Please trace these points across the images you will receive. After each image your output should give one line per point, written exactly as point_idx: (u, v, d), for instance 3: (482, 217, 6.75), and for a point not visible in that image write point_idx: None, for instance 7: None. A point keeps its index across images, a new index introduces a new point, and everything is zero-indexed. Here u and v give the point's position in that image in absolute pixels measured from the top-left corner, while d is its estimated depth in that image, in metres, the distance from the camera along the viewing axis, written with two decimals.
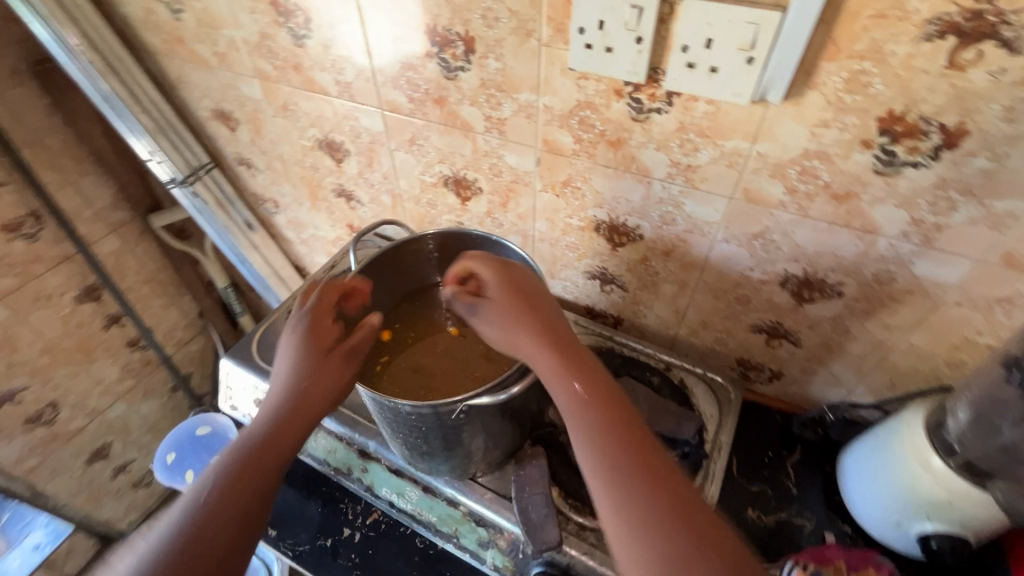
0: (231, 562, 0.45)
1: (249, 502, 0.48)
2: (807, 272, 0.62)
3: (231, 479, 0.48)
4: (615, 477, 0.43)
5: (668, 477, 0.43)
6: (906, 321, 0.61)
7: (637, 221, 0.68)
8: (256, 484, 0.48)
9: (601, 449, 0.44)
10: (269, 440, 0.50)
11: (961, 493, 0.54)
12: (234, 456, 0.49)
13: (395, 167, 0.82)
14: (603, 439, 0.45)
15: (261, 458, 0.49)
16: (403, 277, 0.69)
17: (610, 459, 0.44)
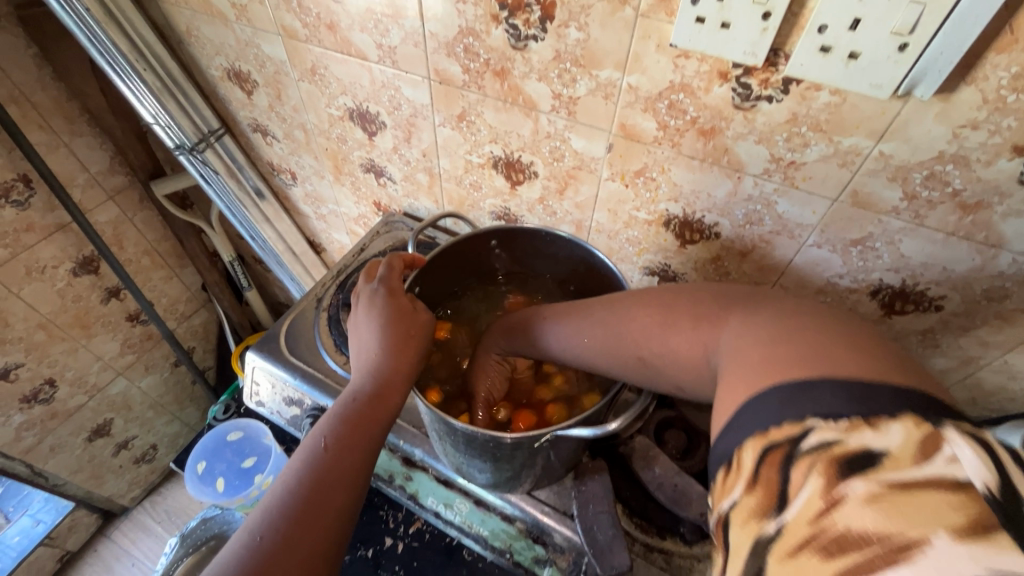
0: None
1: (328, 526, 0.36)
2: (905, 283, 0.57)
3: (310, 483, 0.37)
4: (653, 343, 0.43)
5: (694, 304, 0.42)
6: (1008, 340, 0.56)
7: (716, 218, 0.61)
8: (335, 505, 0.37)
9: (627, 344, 0.45)
10: (347, 434, 0.40)
11: None
12: (301, 469, 0.38)
13: (437, 145, 0.74)
14: (614, 325, 0.46)
15: (335, 468, 0.38)
16: (460, 271, 0.62)
17: (637, 334, 0.44)
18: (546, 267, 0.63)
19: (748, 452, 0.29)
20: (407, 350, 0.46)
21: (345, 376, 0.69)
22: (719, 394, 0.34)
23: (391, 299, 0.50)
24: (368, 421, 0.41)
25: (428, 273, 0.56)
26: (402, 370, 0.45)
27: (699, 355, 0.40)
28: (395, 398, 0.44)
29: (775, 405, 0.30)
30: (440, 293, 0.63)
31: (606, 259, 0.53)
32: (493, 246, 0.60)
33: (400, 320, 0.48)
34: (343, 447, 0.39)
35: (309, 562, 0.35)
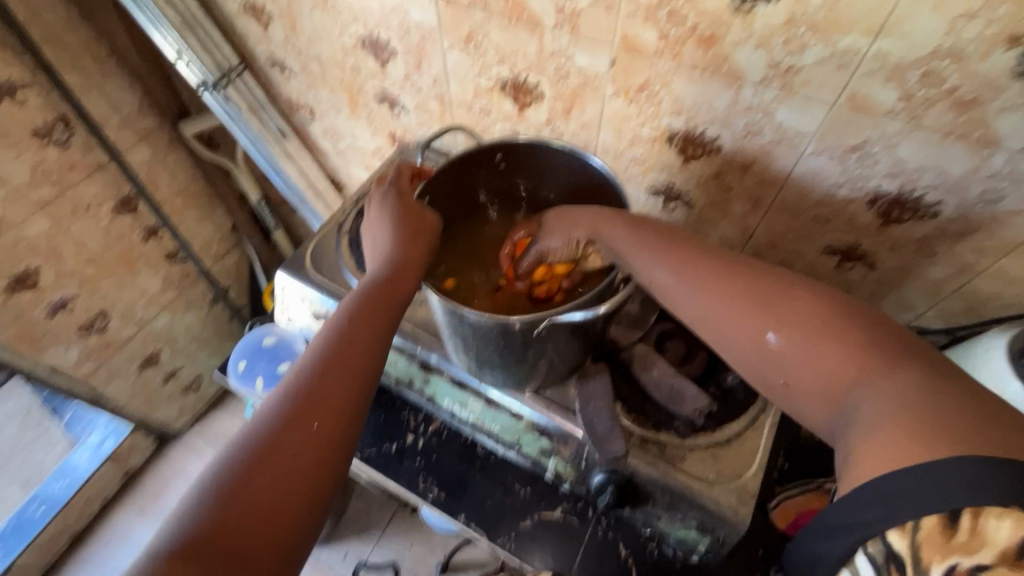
0: (350, 421, 0.43)
1: (354, 381, 0.44)
2: (902, 190, 0.58)
3: (336, 346, 0.45)
4: (797, 345, 0.43)
5: (870, 329, 0.41)
6: (1002, 245, 0.57)
7: (718, 131, 0.63)
8: (354, 369, 0.44)
9: (766, 318, 0.44)
10: (365, 309, 0.47)
11: None
12: (329, 336, 0.45)
13: (447, 70, 0.76)
14: (762, 306, 0.45)
15: (357, 335, 0.46)
16: (471, 189, 0.66)
17: (772, 326, 0.44)
18: (549, 181, 0.65)
19: (997, 524, 0.31)
20: (416, 242, 0.52)
21: None
22: (882, 433, 0.36)
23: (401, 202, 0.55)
24: (383, 302, 0.47)
25: (437, 187, 0.60)
26: (413, 259, 0.50)
27: (843, 380, 0.41)
28: (408, 285, 0.49)
29: (973, 483, 0.31)
30: (451, 210, 0.66)
31: (600, 165, 0.56)
32: (498, 160, 0.63)
33: (408, 215, 0.53)
34: (362, 323, 0.46)
35: (335, 410, 0.42)
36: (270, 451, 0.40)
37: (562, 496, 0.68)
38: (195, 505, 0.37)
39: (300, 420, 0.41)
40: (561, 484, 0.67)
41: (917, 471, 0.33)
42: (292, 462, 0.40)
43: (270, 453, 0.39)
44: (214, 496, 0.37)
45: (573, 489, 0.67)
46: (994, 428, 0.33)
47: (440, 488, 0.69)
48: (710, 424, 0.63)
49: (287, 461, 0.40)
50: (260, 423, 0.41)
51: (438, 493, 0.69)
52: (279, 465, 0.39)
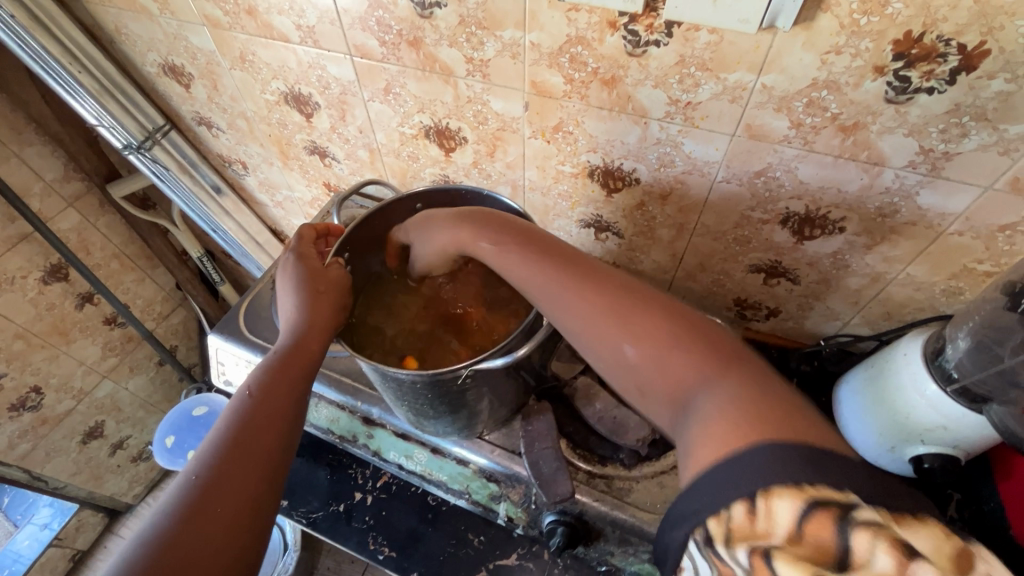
0: (259, 503, 0.41)
1: (262, 458, 0.43)
2: (810, 209, 0.60)
3: (240, 423, 0.43)
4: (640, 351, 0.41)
5: (702, 331, 0.41)
6: (905, 254, 0.60)
7: (633, 164, 0.65)
8: (262, 451, 0.43)
9: (620, 329, 0.43)
10: (270, 381, 0.47)
11: (957, 417, 0.56)
12: (231, 416, 0.44)
13: (370, 120, 0.77)
14: (617, 318, 0.43)
15: (263, 408, 0.45)
16: (396, 238, 0.67)
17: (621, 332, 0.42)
18: None
19: (785, 503, 0.28)
20: (321, 305, 0.53)
21: None
22: (712, 423, 0.35)
23: (313, 271, 0.56)
24: (293, 377, 0.48)
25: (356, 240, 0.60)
26: (320, 330, 0.52)
27: (684, 383, 0.39)
28: (313, 349, 0.50)
29: (770, 463, 0.30)
30: (377, 261, 0.67)
31: (512, 206, 0.57)
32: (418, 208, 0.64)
33: (312, 280, 0.55)
34: (268, 395, 0.46)
35: (241, 492, 0.41)
36: (165, 557, 0.36)
37: (516, 539, 0.67)
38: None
39: (203, 509, 0.39)
40: (513, 528, 0.66)
41: (731, 459, 0.31)
42: (191, 559, 0.37)
43: (168, 555, 0.36)
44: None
45: (526, 532, 0.65)
46: (801, 418, 0.33)
47: (391, 546, 0.67)
48: (654, 453, 0.63)
49: (184, 559, 0.36)
50: (157, 521, 0.38)
51: (389, 553, 0.66)
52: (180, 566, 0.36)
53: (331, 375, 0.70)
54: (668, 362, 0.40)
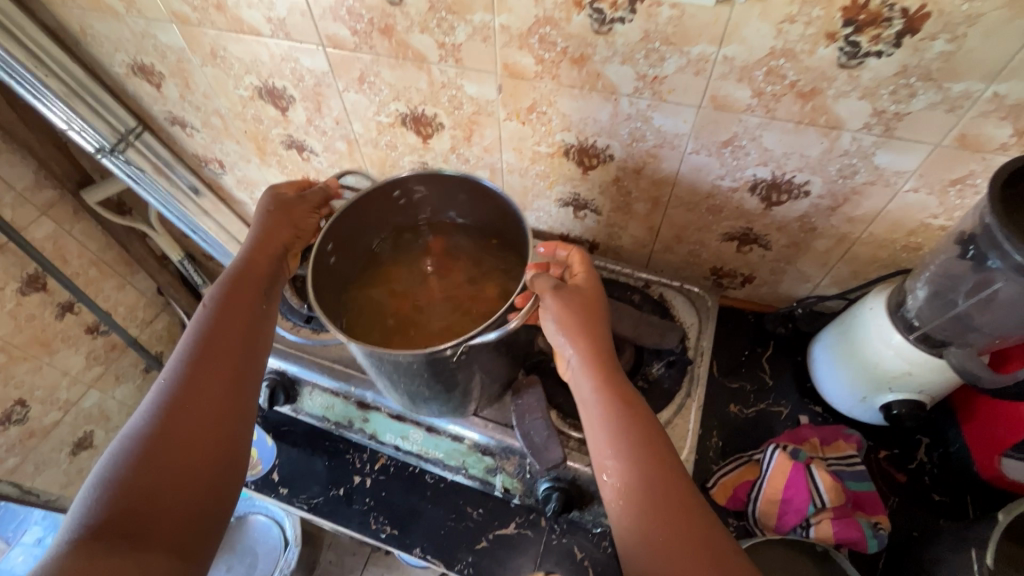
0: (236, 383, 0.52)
1: (235, 350, 0.53)
2: (775, 175, 0.63)
3: (213, 323, 0.53)
4: (613, 444, 0.51)
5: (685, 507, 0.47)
6: (867, 213, 0.63)
7: (606, 141, 0.67)
8: (235, 356, 0.53)
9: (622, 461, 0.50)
10: (236, 290, 0.56)
11: (920, 362, 0.60)
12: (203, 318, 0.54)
13: (347, 110, 0.77)
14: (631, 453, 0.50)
15: (231, 312, 0.55)
16: (375, 223, 0.68)
17: (611, 431, 0.51)
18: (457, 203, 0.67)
19: None
20: (281, 231, 0.62)
21: (295, 340, 0.74)
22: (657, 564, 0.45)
23: (275, 207, 0.63)
24: (256, 291, 0.57)
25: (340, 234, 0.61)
26: (271, 250, 0.60)
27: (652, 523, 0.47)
28: (267, 266, 0.59)
29: None
30: (359, 247, 0.68)
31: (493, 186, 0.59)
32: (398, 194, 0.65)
33: (282, 208, 0.63)
34: (233, 301, 0.55)
35: (219, 376, 0.51)
36: (165, 425, 0.47)
37: (514, 509, 0.69)
38: (106, 490, 0.43)
39: (192, 387, 0.49)
40: (511, 499, 0.68)
41: None
42: (185, 424, 0.48)
43: (168, 433, 0.47)
44: (113, 493, 0.43)
45: (523, 502, 0.68)
46: None
47: (392, 524, 0.69)
48: None
49: (179, 425, 0.47)
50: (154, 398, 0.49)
51: (391, 530, 0.69)
52: (183, 441, 0.47)
53: (325, 363, 0.72)
54: (635, 497, 0.48)
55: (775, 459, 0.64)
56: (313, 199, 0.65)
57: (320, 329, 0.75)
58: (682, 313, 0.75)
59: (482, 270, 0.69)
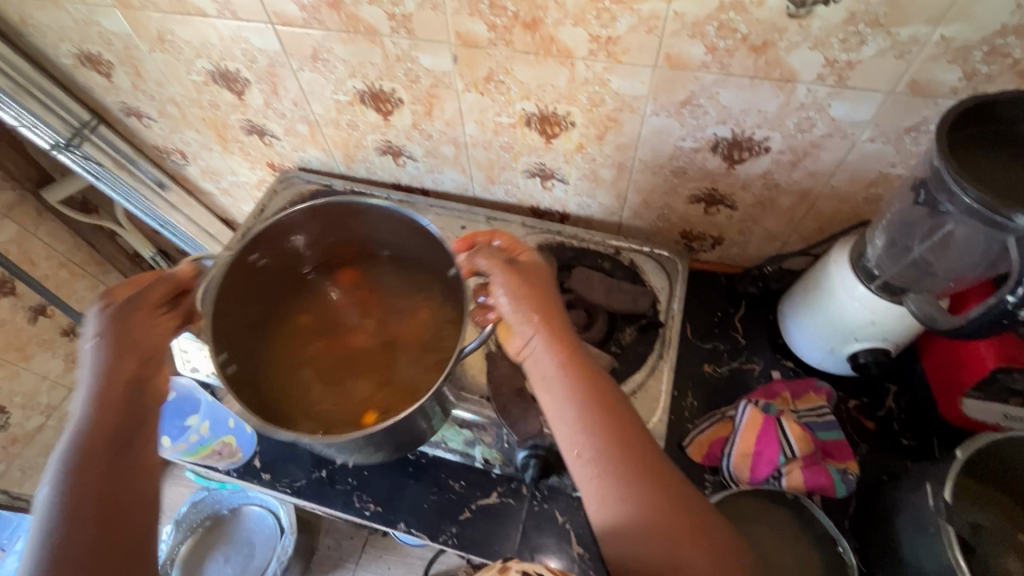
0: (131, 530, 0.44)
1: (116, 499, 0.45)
2: (735, 133, 0.63)
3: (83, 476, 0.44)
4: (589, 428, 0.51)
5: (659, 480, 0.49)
6: (827, 166, 0.64)
7: (566, 107, 0.66)
8: (117, 509, 0.44)
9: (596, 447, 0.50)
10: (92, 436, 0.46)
11: (883, 312, 0.61)
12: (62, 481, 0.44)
13: (304, 90, 0.76)
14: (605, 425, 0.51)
15: (92, 460, 0.45)
16: (262, 287, 0.65)
17: (581, 413, 0.51)
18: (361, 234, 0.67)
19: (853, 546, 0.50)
20: (124, 346, 0.50)
21: None
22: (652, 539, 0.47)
23: (107, 320, 0.50)
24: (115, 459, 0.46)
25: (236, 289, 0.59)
26: (120, 382, 0.49)
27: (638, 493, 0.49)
28: (114, 395, 0.48)
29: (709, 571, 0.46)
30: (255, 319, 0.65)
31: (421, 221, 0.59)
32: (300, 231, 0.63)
33: (118, 316, 0.50)
34: (93, 448, 0.46)
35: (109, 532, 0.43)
36: None
37: (496, 479, 0.70)
38: None
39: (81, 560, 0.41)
40: (492, 469, 0.69)
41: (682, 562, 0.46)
42: None
43: None
44: None
45: (504, 471, 0.69)
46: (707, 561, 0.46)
47: (376, 502, 0.70)
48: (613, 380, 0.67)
49: None
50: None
51: (376, 508, 0.69)
52: None
53: None
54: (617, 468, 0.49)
55: (747, 413, 0.65)
56: (144, 302, 0.52)
57: None
58: (652, 277, 0.76)
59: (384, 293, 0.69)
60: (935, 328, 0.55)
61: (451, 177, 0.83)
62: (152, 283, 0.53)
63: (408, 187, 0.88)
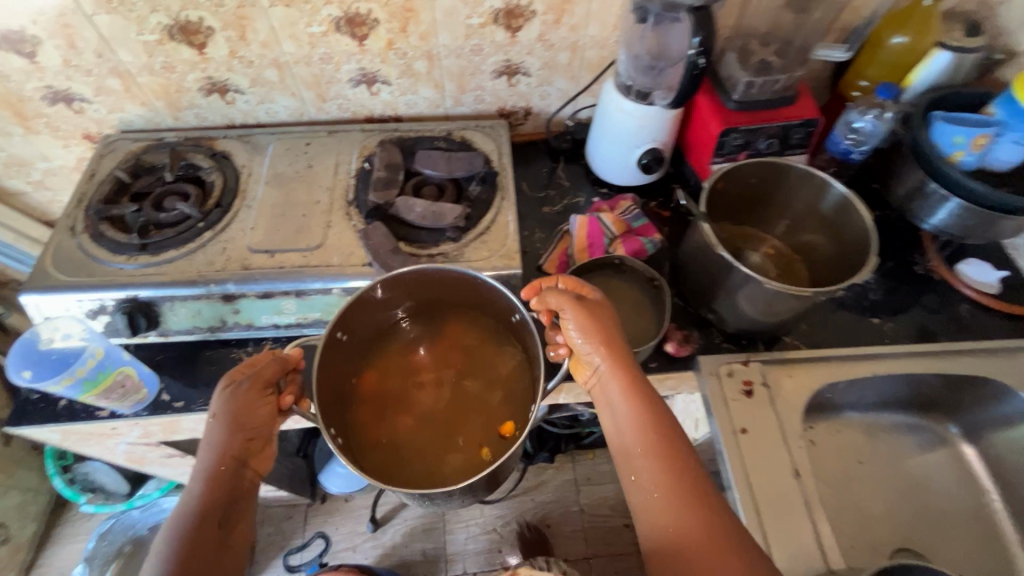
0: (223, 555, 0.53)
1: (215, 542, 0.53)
2: (507, 2, 0.79)
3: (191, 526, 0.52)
4: (643, 433, 0.59)
5: (691, 486, 0.55)
6: (581, 18, 0.83)
7: (367, 5, 0.77)
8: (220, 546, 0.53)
9: (647, 448, 0.58)
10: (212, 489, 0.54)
11: (646, 115, 0.81)
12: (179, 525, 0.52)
13: (105, 38, 0.77)
14: (656, 434, 0.58)
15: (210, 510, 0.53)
16: (343, 360, 0.66)
17: (646, 440, 0.58)
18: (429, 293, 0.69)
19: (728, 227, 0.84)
20: (238, 429, 0.56)
21: (136, 269, 0.75)
22: (677, 517, 0.54)
23: (234, 394, 0.57)
24: (213, 532, 0.53)
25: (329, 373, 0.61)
26: (229, 457, 0.56)
27: (669, 491, 0.55)
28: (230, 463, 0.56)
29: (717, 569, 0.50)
30: (339, 387, 0.65)
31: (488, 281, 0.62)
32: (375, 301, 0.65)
33: (247, 395, 0.57)
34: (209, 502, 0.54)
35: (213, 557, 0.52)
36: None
37: None
38: None
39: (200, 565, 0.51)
40: None
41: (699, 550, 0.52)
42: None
43: None
44: None
45: None
46: (717, 552, 0.51)
47: None
48: (470, 224, 0.81)
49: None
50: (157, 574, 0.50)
51: None
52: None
53: (177, 276, 0.74)
54: (654, 471, 0.57)
55: (576, 222, 0.83)
56: (261, 379, 0.58)
57: (158, 252, 0.76)
58: (482, 144, 0.90)
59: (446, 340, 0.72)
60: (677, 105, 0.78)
61: (283, 103, 0.89)
62: (266, 363, 0.59)
63: (244, 125, 0.92)
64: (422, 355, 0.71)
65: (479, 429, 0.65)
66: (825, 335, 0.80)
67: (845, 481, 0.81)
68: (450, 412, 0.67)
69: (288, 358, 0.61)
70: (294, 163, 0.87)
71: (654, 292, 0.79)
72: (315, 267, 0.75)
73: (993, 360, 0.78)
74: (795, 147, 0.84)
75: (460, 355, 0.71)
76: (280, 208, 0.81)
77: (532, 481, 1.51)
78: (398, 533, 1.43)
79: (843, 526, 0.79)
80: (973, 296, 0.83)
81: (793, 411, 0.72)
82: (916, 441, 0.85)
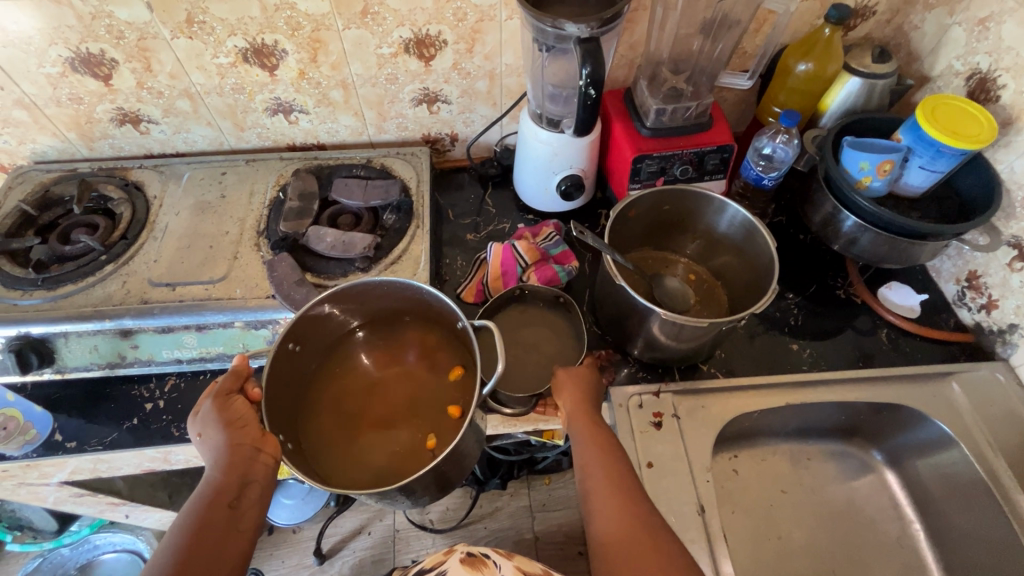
0: (230, 548, 0.50)
1: (223, 537, 0.50)
2: (415, 32, 0.79)
3: (195, 517, 0.49)
4: (600, 465, 0.58)
5: (642, 513, 0.55)
6: (494, 47, 0.83)
7: (273, 36, 0.77)
8: (224, 540, 0.50)
9: (604, 476, 0.58)
10: (218, 482, 0.51)
11: (559, 143, 0.80)
12: (184, 520, 0.50)
13: (5, 70, 0.76)
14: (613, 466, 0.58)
15: (216, 503, 0.50)
16: (298, 368, 0.64)
17: (606, 475, 0.58)
18: (384, 301, 0.67)
19: (647, 252, 0.85)
20: (227, 426, 0.53)
21: (32, 304, 0.73)
22: (630, 531, 0.53)
23: (215, 399, 0.54)
24: (223, 513, 0.50)
25: (278, 379, 0.59)
26: (236, 448, 0.52)
27: (621, 514, 0.54)
28: (236, 454, 0.52)
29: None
30: (292, 394, 0.63)
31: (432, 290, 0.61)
32: (329, 309, 0.64)
33: (223, 396, 0.55)
34: (209, 498, 0.50)
35: (221, 555, 0.49)
36: None
37: None
38: None
39: (204, 557, 0.48)
40: None
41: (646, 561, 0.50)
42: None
43: None
44: None
45: None
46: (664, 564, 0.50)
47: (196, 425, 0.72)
48: (381, 253, 0.79)
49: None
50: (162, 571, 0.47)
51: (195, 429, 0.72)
52: None
53: (74, 311, 0.72)
54: (606, 493, 0.56)
55: (491, 250, 0.81)
56: (224, 385, 0.55)
57: (56, 286, 0.75)
58: (403, 171, 0.90)
59: (404, 341, 0.71)
60: (586, 132, 0.78)
61: (200, 132, 0.88)
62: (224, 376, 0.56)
63: (162, 154, 0.91)
64: (375, 362, 0.69)
65: (432, 420, 0.65)
66: (745, 363, 0.78)
67: (767, 511, 0.79)
68: (406, 416, 0.65)
69: (246, 368, 0.57)
70: (208, 192, 0.85)
71: (563, 307, 0.80)
72: (216, 300, 0.74)
73: (910, 387, 0.77)
74: (713, 172, 0.83)
75: (415, 361, 0.69)
76: (182, 247, 0.79)
77: (486, 508, 1.47)
78: (346, 565, 1.39)
79: (763, 558, 0.76)
80: (895, 321, 0.82)
81: (701, 441, 0.71)
82: (841, 469, 0.84)
